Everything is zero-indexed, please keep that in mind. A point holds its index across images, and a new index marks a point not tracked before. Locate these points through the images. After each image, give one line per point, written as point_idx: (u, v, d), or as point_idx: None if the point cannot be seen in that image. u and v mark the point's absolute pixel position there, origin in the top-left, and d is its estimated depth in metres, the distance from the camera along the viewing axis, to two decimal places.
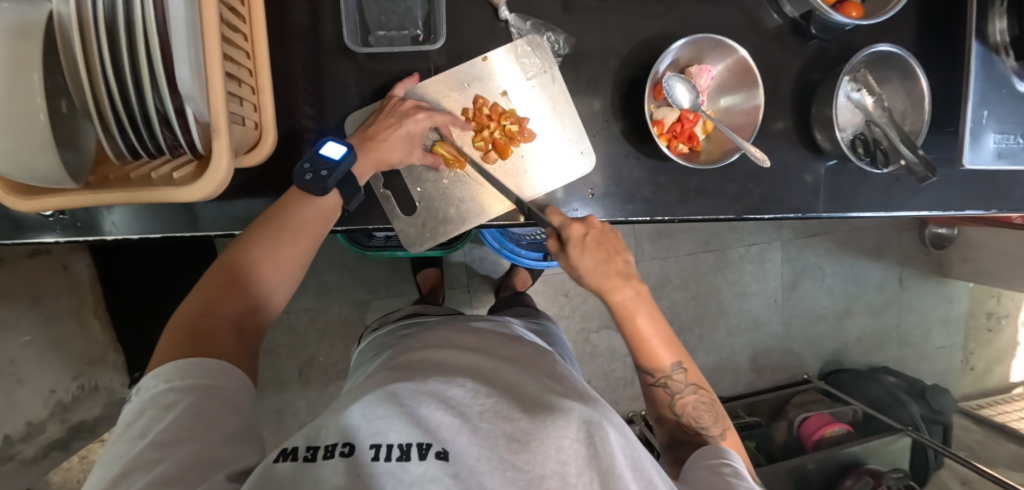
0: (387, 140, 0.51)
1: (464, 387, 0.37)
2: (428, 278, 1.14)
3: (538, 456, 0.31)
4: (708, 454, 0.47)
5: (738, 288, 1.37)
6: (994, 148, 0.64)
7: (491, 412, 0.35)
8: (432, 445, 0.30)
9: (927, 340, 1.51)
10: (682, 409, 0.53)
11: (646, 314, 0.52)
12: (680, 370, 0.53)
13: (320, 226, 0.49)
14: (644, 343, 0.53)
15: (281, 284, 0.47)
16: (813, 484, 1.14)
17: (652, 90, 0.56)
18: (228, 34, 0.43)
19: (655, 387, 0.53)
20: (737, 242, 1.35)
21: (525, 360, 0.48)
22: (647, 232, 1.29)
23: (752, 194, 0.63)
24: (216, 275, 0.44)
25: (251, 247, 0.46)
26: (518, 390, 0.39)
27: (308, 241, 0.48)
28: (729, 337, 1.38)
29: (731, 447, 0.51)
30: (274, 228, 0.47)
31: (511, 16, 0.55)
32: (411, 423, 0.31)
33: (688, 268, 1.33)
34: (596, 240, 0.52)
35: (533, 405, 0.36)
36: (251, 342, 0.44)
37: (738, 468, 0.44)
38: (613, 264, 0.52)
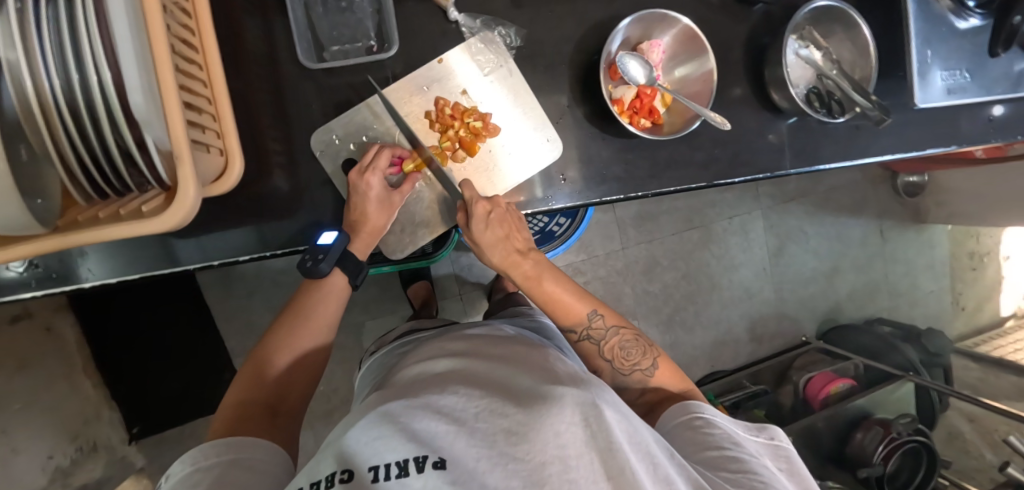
0: (361, 214, 0.54)
1: (458, 392, 0.36)
2: (419, 291, 1.14)
3: (537, 444, 0.30)
4: (678, 410, 0.49)
5: (726, 261, 1.39)
6: (943, 85, 0.66)
7: (487, 411, 0.33)
8: (429, 456, 0.29)
9: (915, 287, 1.54)
10: (611, 353, 0.57)
11: (550, 277, 0.56)
12: (597, 318, 0.57)
13: (329, 310, 0.57)
14: (557, 302, 0.57)
15: (300, 368, 0.55)
16: (826, 442, 1.14)
17: (609, 75, 0.57)
18: (182, 65, 0.43)
19: (582, 341, 0.58)
20: (719, 216, 1.37)
21: (518, 356, 0.47)
22: (630, 218, 1.30)
23: (720, 161, 0.65)
24: (250, 371, 0.52)
25: (277, 345, 0.54)
26: (511, 387, 0.38)
27: (323, 327, 0.57)
28: (725, 310, 1.40)
29: (664, 374, 0.56)
30: (292, 321, 0.55)
31: (460, 16, 0.57)
32: (407, 438, 0.30)
33: (675, 247, 1.35)
34: (501, 217, 0.54)
35: (529, 397, 0.35)
36: (284, 422, 0.49)
37: (710, 417, 0.46)
38: (512, 240, 0.55)
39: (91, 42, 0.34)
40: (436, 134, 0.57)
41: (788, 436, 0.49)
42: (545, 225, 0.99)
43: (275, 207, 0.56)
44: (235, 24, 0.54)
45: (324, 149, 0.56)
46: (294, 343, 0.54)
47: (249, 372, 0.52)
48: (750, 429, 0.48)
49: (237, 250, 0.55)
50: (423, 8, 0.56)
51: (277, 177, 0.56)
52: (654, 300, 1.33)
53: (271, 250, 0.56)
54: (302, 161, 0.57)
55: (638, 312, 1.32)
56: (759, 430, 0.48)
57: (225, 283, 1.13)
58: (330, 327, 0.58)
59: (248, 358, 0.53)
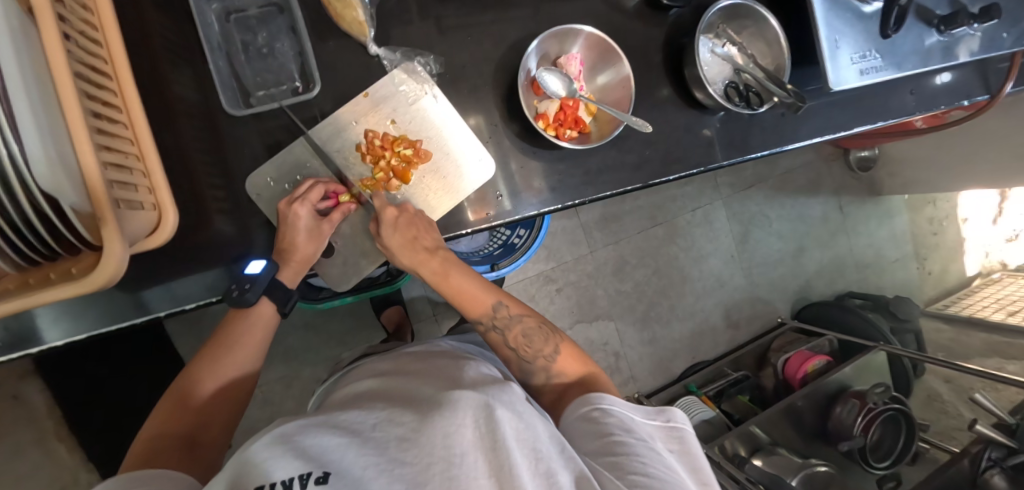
0: (289, 244, 0.54)
1: (358, 412, 0.36)
2: (392, 316, 1.14)
3: (425, 447, 0.30)
4: (581, 403, 0.48)
5: (694, 253, 1.42)
6: (856, 67, 0.70)
7: (384, 423, 0.34)
8: (313, 472, 0.28)
9: (881, 257, 1.59)
10: (516, 342, 0.57)
11: (456, 272, 0.58)
12: (503, 308, 0.58)
13: (255, 337, 0.57)
14: (463, 296, 0.58)
15: (224, 397, 0.54)
16: (808, 419, 1.16)
17: (530, 92, 0.60)
18: (105, 127, 0.44)
19: (488, 332, 0.58)
20: (682, 210, 1.40)
21: (432, 369, 0.48)
22: (594, 221, 1.32)
23: (652, 160, 0.67)
24: (170, 404, 0.51)
25: (199, 377, 0.53)
26: (415, 399, 0.39)
27: (248, 355, 0.56)
28: (699, 300, 1.42)
29: (566, 360, 0.56)
30: (219, 349, 0.54)
31: (380, 50, 0.58)
32: (294, 456, 0.29)
33: (642, 245, 1.37)
34: (409, 222, 0.55)
35: (425, 406, 0.36)
36: (204, 452, 0.48)
37: (609, 406, 0.46)
38: (420, 241, 0.55)
39: None
40: (369, 165, 0.59)
41: (686, 416, 0.49)
42: (506, 238, 1.01)
43: (217, 253, 0.57)
44: (159, 79, 0.55)
45: (260, 192, 0.57)
46: (217, 374, 0.53)
47: (169, 404, 0.50)
48: (648, 413, 0.48)
49: (182, 299, 0.55)
50: (345, 46, 0.58)
51: (215, 223, 0.56)
52: (628, 298, 1.35)
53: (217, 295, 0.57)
54: (241, 206, 0.57)
55: (613, 313, 1.33)
56: (657, 414, 0.48)
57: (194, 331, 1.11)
58: (259, 353, 0.58)
59: (169, 391, 0.52)
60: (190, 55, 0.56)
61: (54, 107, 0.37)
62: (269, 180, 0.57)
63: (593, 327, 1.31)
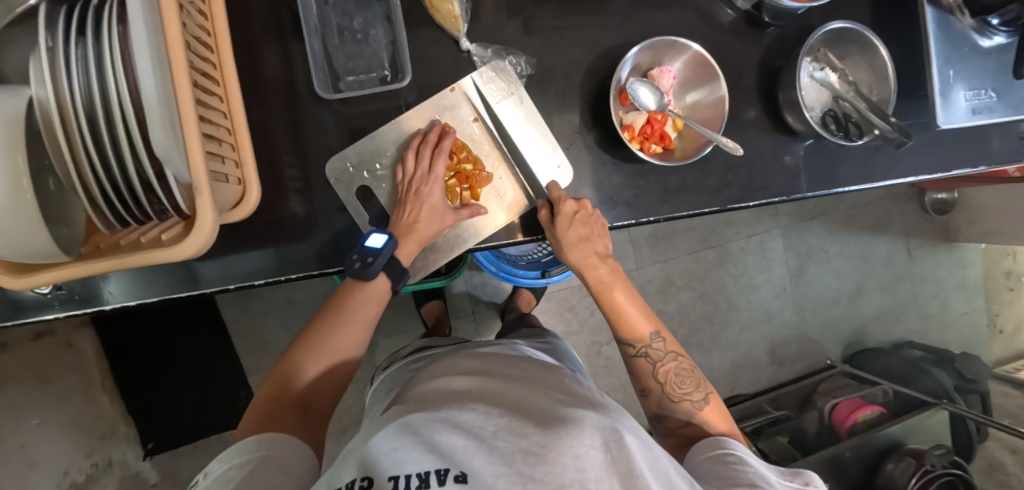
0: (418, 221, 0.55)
1: (476, 410, 0.37)
2: (433, 310, 1.14)
3: (554, 467, 0.31)
4: (709, 445, 0.50)
5: (745, 282, 1.36)
6: (968, 105, 0.64)
7: (505, 431, 0.35)
8: (451, 470, 0.30)
9: (947, 308, 1.48)
10: (665, 377, 0.57)
11: (620, 284, 0.60)
12: (659, 339, 0.59)
13: (361, 311, 0.56)
14: (623, 313, 0.59)
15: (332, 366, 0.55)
16: (852, 472, 1.10)
17: (620, 102, 0.58)
18: (203, 97, 0.45)
19: (636, 357, 0.58)
20: (736, 235, 1.35)
21: (535, 377, 0.47)
22: (644, 237, 1.28)
23: (733, 185, 0.64)
24: (285, 369, 0.53)
25: (310, 346, 0.54)
26: (530, 408, 0.39)
27: (353, 330, 0.56)
28: (744, 331, 1.36)
29: (712, 413, 0.55)
30: (330, 322, 0.55)
31: (472, 46, 0.58)
32: (428, 451, 0.32)
33: (691, 268, 1.32)
34: (586, 219, 0.57)
35: (546, 419, 0.36)
36: (312, 424, 0.50)
37: (741, 455, 0.47)
38: (594, 243, 0.58)
39: (119, 85, 0.35)
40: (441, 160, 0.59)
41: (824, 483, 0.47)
42: None
43: (289, 232, 0.57)
44: (256, 55, 0.56)
45: (338, 176, 0.57)
46: (325, 347, 0.54)
47: (284, 368, 0.53)
48: (784, 473, 0.47)
49: (253, 272, 0.56)
50: (436, 37, 0.58)
51: (291, 201, 0.57)
52: (669, 320, 1.31)
53: (285, 274, 0.57)
54: (316, 187, 0.58)
55: None
56: (793, 475, 0.47)
57: (241, 301, 1.14)
58: (368, 326, 0.58)
59: (285, 354, 0.54)
60: (284, 33, 0.57)
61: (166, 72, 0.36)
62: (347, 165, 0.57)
63: None
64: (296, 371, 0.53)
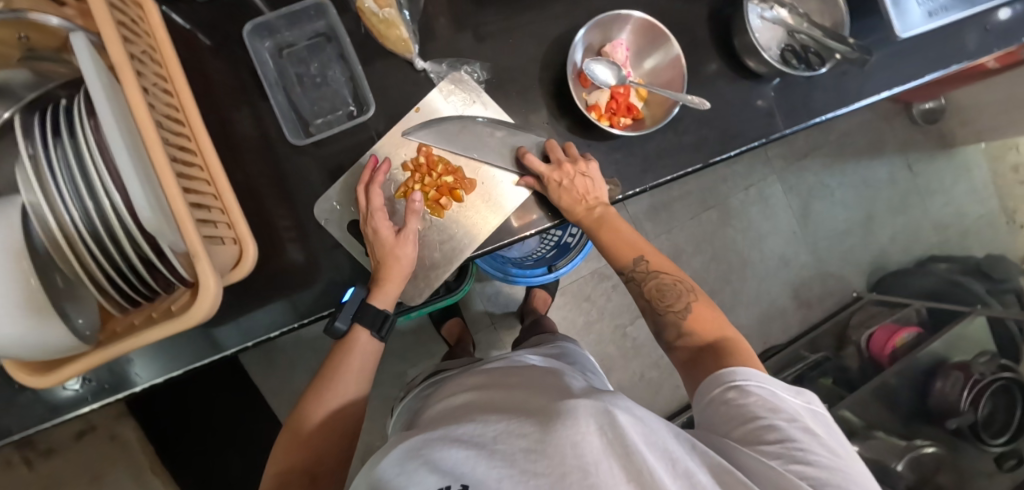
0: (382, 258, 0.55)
1: (477, 421, 0.38)
2: (453, 328, 1.15)
3: (555, 456, 0.31)
4: (712, 382, 0.48)
5: (752, 234, 1.35)
6: (923, 9, 0.64)
7: (505, 432, 0.35)
8: (453, 485, 0.31)
9: (962, 215, 1.46)
10: (650, 296, 0.57)
11: (612, 221, 0.59)
12: (644, 263, 0.59)
13: (356, 355, 0.57)
14: (611, 246, 0.60)
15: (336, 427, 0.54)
16: (902, 398, 1.08)
17: (581, 86, 0.59)
18: (183, 168, 0.46)
19: (626, 283, 0.60)
20: (733, 189, 1.34)
21: (536, 380, 0.48)
22: (643, 212, 1.28)
23: (710, 139, 0.64)
24: (289, 437, 0.53)
25: (308, 411, 0.54)
26: (531, 406, 0.39)
27: (354, 376, 0.57)
28: (763, 282, 1.35)
29: (701, 317, 0.55)
30: (324, 382, 0.55)
31: (426, 64, 0.59)
32: (430, 470, 0.33)
33: (696, 232, 1.32)
34: (568, 182, 0.57)
35: (545, 412, 0.36)
36: None
37: (746, 385, 0.45)
38: (586, 198, 0.58)
39: (101, 172, 0.37)
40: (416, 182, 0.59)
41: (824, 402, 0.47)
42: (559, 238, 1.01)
43: (294, 279, 0.58)
44: (227, 119, 0.58)
45: (328, 217, 0.59)
46: (329, 398, 0.55)
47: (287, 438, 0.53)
48: (787, 392, 0.46)
49: (269, 325, 0.58)
50: (393, 64, 0.60)
51: (289, 250, 0.59)
52: None
53: (299, 320, 0.58)
54: (310, 232, 0.59)
55: None
56: (796, 394, 0.46)
57: None
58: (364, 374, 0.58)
59: (287, 423, 0.54)
60: (248, 93, 0.59)
61: (141, 149, 0.37)
62: (333, 206, 0.59)
63: None
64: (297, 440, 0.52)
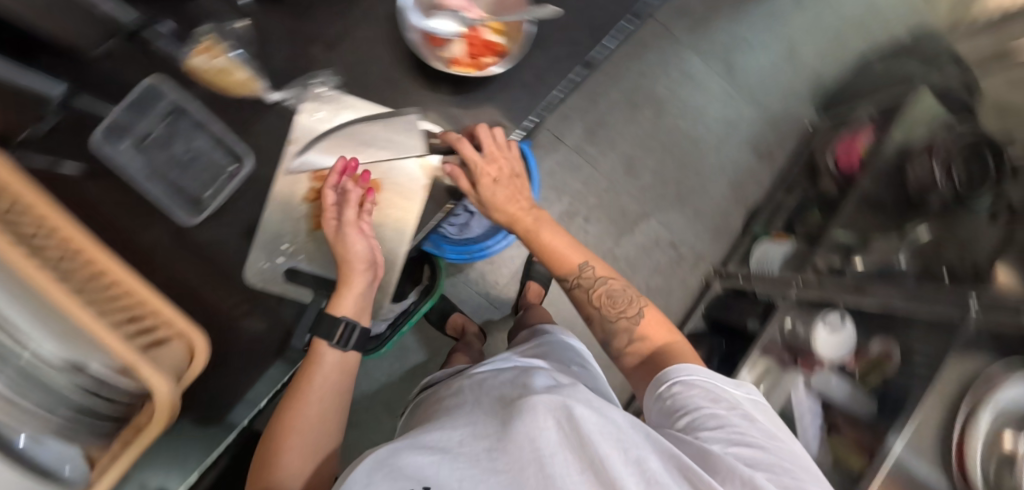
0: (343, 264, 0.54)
1: (439, 432, 0.45)
2: (455, 322, 1.16)
3: (517, 455, 0.38)
4: (659, 379, 0.52)
5: (691, 113, 1.35)
6: None
7: (467, 440, 0.42)
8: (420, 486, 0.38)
9: (874, 6, 1.45)
10: (599, 299, 0.61)
11: (548, 226, 0.66)
12: (589, 267, 0.63)
13: (313, 407, 0.53)
14: (551, 250, 0.65)
15: (309, 445, 0.53)
16: (885, 198, 1.09)
17: (433, 46, 0.58)
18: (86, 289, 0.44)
19: (574, 289, 0.63)
20: (655, 80, 1.33)
21: (494, 393, 0.55)
22: (581, 139, 1.28)
23: (585, 41, 0.63)
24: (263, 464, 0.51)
25: (281, 434, 0.52)
26: (491, 415, 0.46)
27: (311, 432, 0.53)
28: (720, 152, 1.36)
29: (652, 324, 0.59)
30: (291, 407, 0.53)
31: (278, 93, 0.57)
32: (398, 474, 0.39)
33: (639, 134, 1.31)
34: (495, 160, 0.59)
35: (507, 417, 0.43)
36: None
37: (686, 379, 0.50)
38: (518, 198, 0.65)
39: None
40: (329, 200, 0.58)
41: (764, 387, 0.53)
42: None
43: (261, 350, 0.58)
44: None
45: (262, 280, 0.55)
46: (287, 456, 0.51)
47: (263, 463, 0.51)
48: (730, 384, 0.51)
49: (256, 397, 0.54)
50: (252, 108, 0.57)
51: None
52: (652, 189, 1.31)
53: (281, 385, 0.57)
54: None
55: (647, 210, 1.32)
56: (738, 385, 0.51)
57: None
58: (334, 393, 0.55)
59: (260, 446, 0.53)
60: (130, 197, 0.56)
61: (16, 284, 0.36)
62: (259, 264, 0.55)
63: (636, 234, 1.31)
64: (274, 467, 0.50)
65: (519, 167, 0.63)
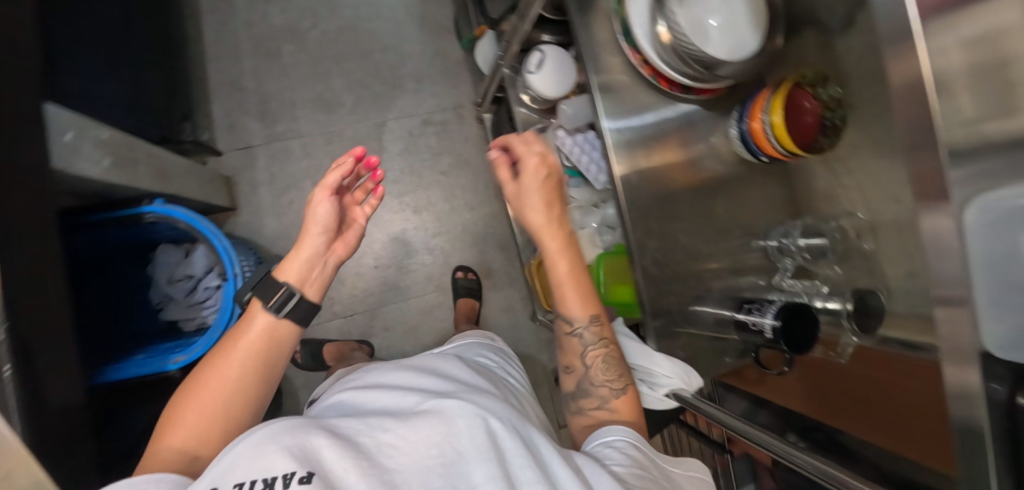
0: (302, 237, 0.58)
1: (361, 422, 0.46)
2: (331, 351, 1.09)
3: (431, 458, 0.42)
4: (607, 429, 0.56)
5: (320, 10, 1.20)
6: None
7: (383, 436, 0.44)
8: (298, 474, 0.37)
9: None
10: (594, 360, 0.63)
11: (579, 262, 0.64)
12: (596, 324, 0.64)
13: (231, 371, 0.50)
14: (562, 290, 0.64)
15: (235, 384, 0.50)
16: None
17: None
18: None
19: (569, 335, 0.65)
20: (263, 17, 1.18)
21: (408, 378, 0.57)
22: (260, 126, 1.15)
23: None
24: (196, 385, 0.50)
25: (191, 392, 0.50)
26: (398, 411, 0.50)
27: (229, 394, 0.50)
28: (378, 13, 1.22)
29: (625, 404, 0.61)
30: (224, 359, 0.51)
31: None
32: (289, 455, 0.39)
33: (301, 72, 1.18)
34: (546, 181, 0.63)
35: (415, 416, 0.47)
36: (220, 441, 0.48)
37: (630, 439, 0.54)
38: (550, 197, 0.64)
39: None
40: None
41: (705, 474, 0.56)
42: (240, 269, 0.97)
43: None
44: None
45: None
46: (189, 420, 0.48)
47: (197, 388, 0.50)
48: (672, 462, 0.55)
49: None
50: None
51: None
52: (361, 99, 1.19)
53: None
54: None
55: (378, 120, 1.20)
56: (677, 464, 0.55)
57: None
58: (269, 367, 0.53)
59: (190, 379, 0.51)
60: None
61: None
62: None
63: (391, 145, 1.20)
64: (182, 409, 0.49)
65: (551, 163, 0.64)
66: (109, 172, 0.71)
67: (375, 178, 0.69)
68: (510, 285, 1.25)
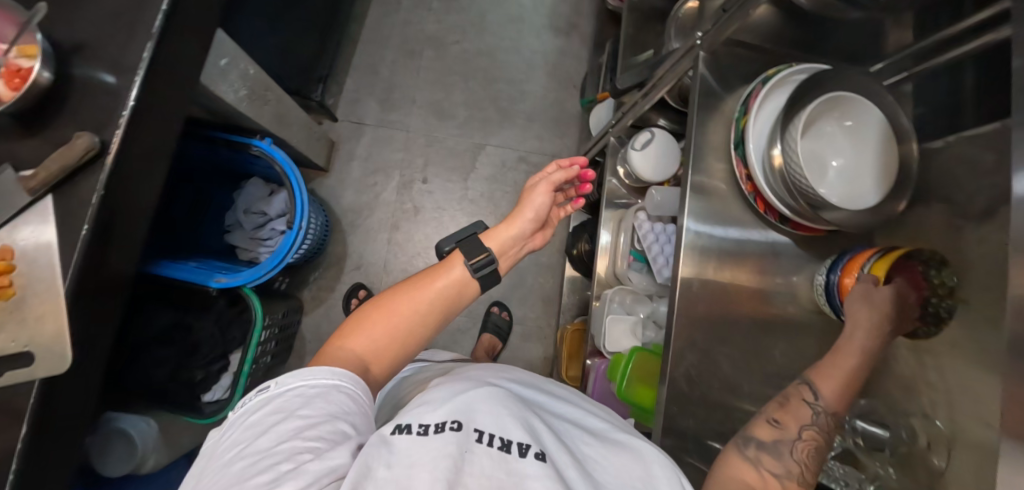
0: (527, 207, 0.59)
1: (561, 417, 0.38)
2: None
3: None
4: None
5: (471, 33, 1.32)
6: None
7: (596, 447, 0.35)
8: (530, 447, 0.29)
9: None
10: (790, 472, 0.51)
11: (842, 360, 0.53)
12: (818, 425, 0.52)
13: (420, 303, 0.46)
14: (828, 373, 0.53)
15: (416, 326, 0.45)
16: None
17: None
18: None
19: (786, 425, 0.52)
20: (422, 23, 1.31)
21: (576, 396, 0.48)
22: (379, 111, 1.26)
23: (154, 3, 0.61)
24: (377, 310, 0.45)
25: (387, 307, 0.45)
26: (590, 426, 0.40)
27: (408, 334, 0.45)
28: (519, 53, 1.31)
29: None
30: (421, 295, 0.46)
31: None
32: (522, 425, 0.31)
33: (432, 78, 1.29)
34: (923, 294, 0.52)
35: (612, 440, 0.37)
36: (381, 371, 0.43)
37: None
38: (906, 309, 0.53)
39: None
40: None
41: None
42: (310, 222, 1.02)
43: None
44: None
45: None
46: (371, 329, 0.43)
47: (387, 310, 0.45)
48: None
49: None
50: None
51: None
52: (472, 118, 1.27)
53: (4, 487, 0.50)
54: None
55: (478, 142, 1.26)
56: None
57: None
58: (442, 319, 0.48)
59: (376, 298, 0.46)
60: None
61: None
62: None
63: (481, 166, 1.24)
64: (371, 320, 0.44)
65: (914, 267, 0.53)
66: (241, 101, 0.82)
67: (579, 189, 0.67)
68: (538, 340, 1.19)
